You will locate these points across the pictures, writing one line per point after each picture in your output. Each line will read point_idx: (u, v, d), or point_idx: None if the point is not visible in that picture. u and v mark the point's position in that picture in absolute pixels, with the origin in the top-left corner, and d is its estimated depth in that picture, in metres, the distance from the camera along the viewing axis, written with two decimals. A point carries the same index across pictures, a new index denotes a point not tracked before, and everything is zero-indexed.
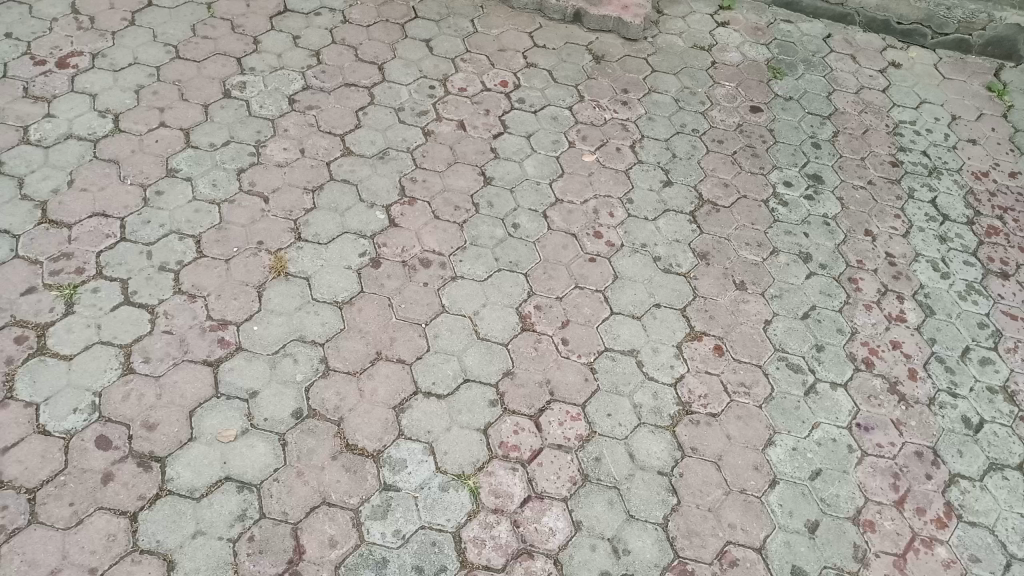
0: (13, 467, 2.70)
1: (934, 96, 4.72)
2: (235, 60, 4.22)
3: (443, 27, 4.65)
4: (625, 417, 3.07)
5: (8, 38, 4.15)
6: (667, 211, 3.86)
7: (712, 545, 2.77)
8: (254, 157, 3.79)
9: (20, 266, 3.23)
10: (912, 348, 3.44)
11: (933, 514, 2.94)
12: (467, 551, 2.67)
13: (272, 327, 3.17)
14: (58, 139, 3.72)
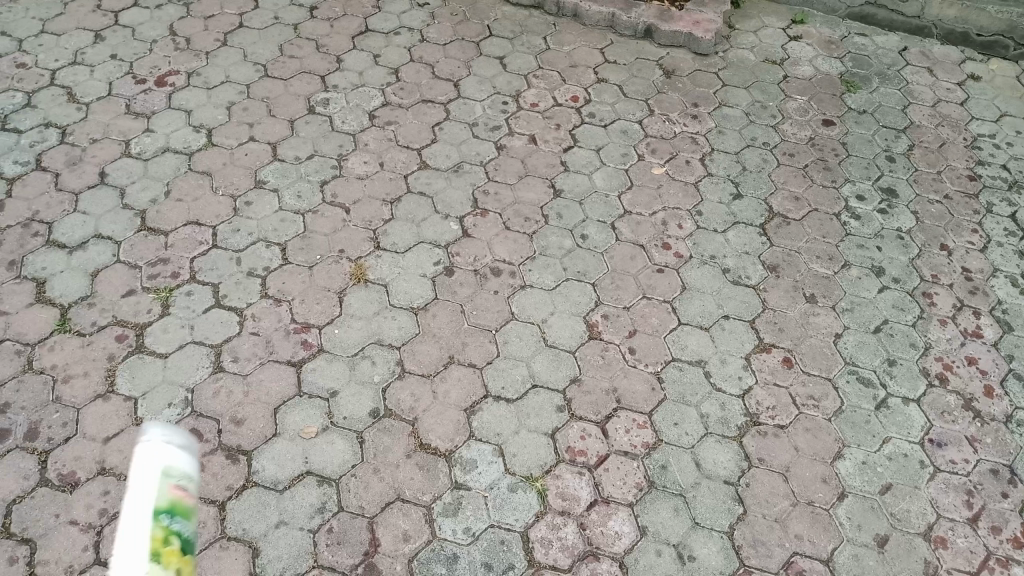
0: (114, 455, 2.91)
1: (1016, 109, 4.61)
2: (319, 78, 4.45)
3: (516, 45, 4.79)
4: (691, 426, 3.11)
5: (113, 59, 4.47)
6: (736, 224, 3.89)
7: (778, 554, 2.78)
8: (336, 170, 3.98)
9: (121, 270, 3.48)
10: (988, 364, 3.38)
11: (1010, 533, 2.88)
12: (534, 550, 2.75)
13: (352, 331, 3.33)
14: (157, 152, 3.99)
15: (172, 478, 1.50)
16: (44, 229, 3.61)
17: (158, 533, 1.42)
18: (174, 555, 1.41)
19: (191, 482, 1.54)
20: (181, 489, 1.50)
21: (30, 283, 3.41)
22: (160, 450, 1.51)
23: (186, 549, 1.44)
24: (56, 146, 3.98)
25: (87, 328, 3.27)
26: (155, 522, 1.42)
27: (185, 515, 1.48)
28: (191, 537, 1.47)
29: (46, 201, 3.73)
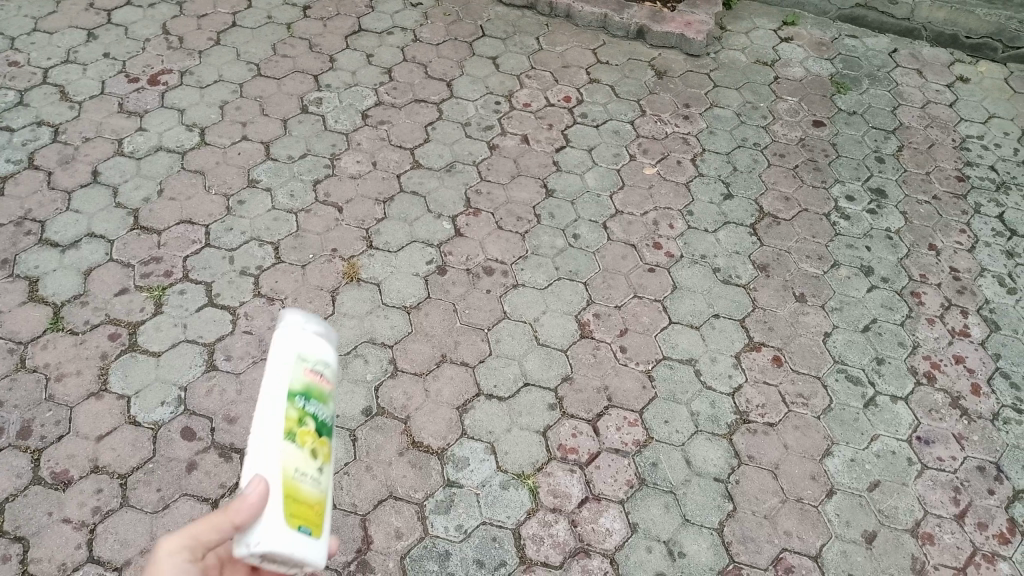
0: (107, 454, 2.92)
1: (1004, 111, 4.66)
2: (312, 78, 4.46)
3: (509, 45, 4.81)
4: (682, 424, 3.14)
5: (106, 57, 4.47)
6: (727, 224, 3.91)
7: (767, 551, 2.81)
8: (329, 169, 3.99)
9: (114, 269, 3.48)
10: (975, 362, 3.42)
11: (996, 529, 2.92)
12: (526, 547, 2.77)
13: (345, 329, 3.35)
14: (150, 151, 3.99)
15: (308, 363, 1.83)
16: (36, 228, 3.61)
17: (295, 411, 1.74)
18: (307, 432, 1.74)
19: (324, 371, 1.87)
20: (315, 374, 1.83)
21: (23, 282, 3.41)
22: (299, 341, 1.85)
23: (320, 425, 1.78)
24: (49, 145, 3.98)
25: (80, 326, 3.27)
26: (294, 400, 1.75)
27: (317, 397, 1.81)
28: (322, 418, 1.80)
29: (39, 199, 3.73)
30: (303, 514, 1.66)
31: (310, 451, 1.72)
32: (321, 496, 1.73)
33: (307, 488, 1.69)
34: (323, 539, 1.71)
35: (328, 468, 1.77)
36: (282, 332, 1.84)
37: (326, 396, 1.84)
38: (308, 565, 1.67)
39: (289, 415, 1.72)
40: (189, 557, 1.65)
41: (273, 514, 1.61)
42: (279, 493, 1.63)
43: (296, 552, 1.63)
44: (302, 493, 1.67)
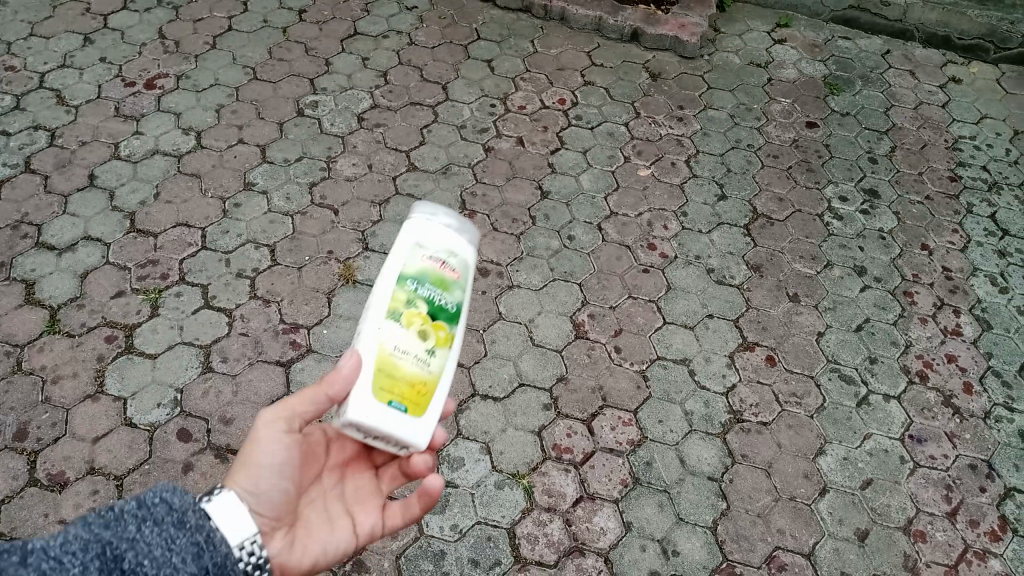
0: (103, 455, 2.93)
1: (996, 111, 4.69)
2: (308, 81, 4.48)
3: (504, 48, 4.83)
4: (676, 423, 3.16)
5: (102, 62, 4.48)
6: (721, 225, 3.94)
7: (760, 549, 2.82)
8: (325, 172, 4.01)
9: (110, 271, 3.50)
10: (967, 361, 3.44)
11: (987, 526, 2.94)
12: (520, 546, 2.79)
13: (341, 331, 3.36)
14: (146, 154, 4.01)
15: (429, 249, 1.84)
16: (33, 231, 3.62)
17: (405, 294, 1.78)
18: (416, 314, 1.77)
19: (452, 259, 1.85)
20: (438, 261, 1.83)
21: (20, 285, 3.42)
22: (422, 228, 1.87)
23: (434, 307, 1.79)
24: (46, 148, 3.99)
25: (76, 329, 3.29)
26: (406, 283, 1.79)
27: (437, 281, 1.81)
28: (439, 302, 1.80)
29: (35, 203, 3.74)
30: (398, 392, 1.72)
31: (416, 331, 1.76)
32: (427, 378, 1.75)
33: (407, 367, 1.73)
34: (422, 419, 1.75)
35: (442, 351, 1.78)
36: (411, 220, 1.88)
37: (451, 283, 1.82)
38: (403, 440, 1.73)
39: (397, 297, 1.78)
40: (287, 427, 1.76)
41: (365, 387, 1.70)
42: (372, 369, 1.71)
43: (385, 426, 1.70)
44: (401, 372, 1.73)
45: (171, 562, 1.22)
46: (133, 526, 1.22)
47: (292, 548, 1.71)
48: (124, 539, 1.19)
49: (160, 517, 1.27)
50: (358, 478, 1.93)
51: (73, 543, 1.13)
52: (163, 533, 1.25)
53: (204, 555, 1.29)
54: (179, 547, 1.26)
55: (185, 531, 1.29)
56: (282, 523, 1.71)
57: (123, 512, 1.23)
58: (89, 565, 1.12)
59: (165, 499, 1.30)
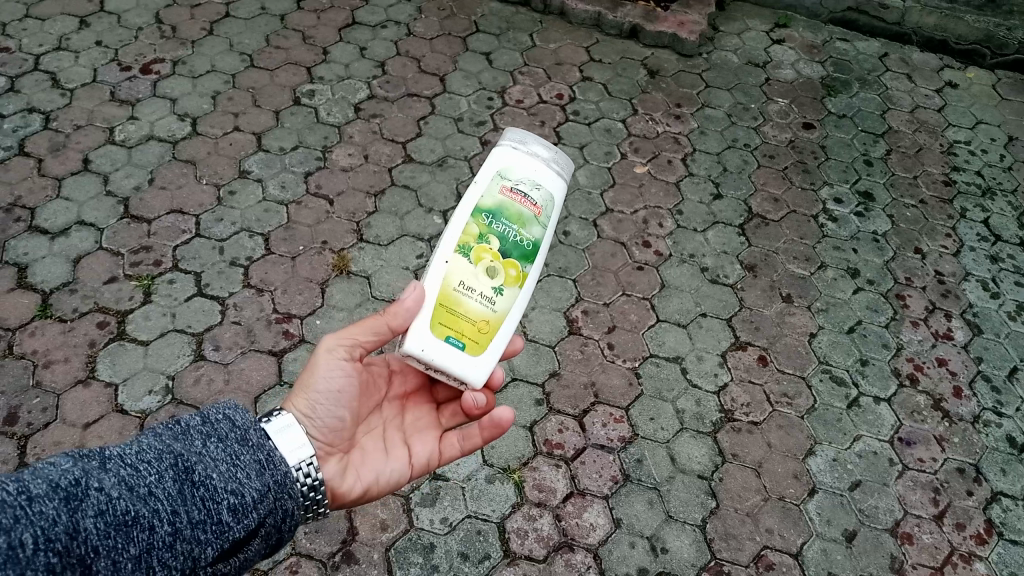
0: (94, 441, 2.92)
1: (991, 117, 4.71)
2: (306, 70, 4.45)
3: (503, 41, 4.82)
4: (667, 421, 3.16)
5: (98, 45, 4.45)
6: (716, 224, 3.94)
7: (749, 548, 2.84)
8: (321, 161, 3.99)
9: (103, 257, 3.48)
10: (957, 365, 3.46)
11: (973, 530, 2.97)
12: (510, 541, 2.79)
13: (334, 322, 3.36)
14: (141, 140, 3.98)
15: (510, 183, 1.95)
16: (25, 215, 3.60)
17: (480, 229, 1.91)
18: (488, 250, 1.89)
19: (533, 195, 1.94)
20: (517, 195, 1.94)
21: (11, 268, 3.40)
22: (509, 161, 1.97)
23: (508, 244, 1.90)
24: (40, 132, 3.96)
25: (68, 314, 3.26)
26: (482, 217, 1.92)
27: (514, 217, 1.92)
28: (512, 238, 1.90)
29: (28, 186, 3.71)
30: (455, 328, 1.86)
31: (484, 268, 1.88)
32: (490, 315, 1.88)
33: (470, 305, 1.87)
34: (481, 356, 1.89)
35: (511, 288, 1.90)
36: (497, 151, 1.99)
37: (528, 220, 1.92)
38: (458, 376, 1.88)
39: (470, 231, 1.91)
40: (348, 356, 1.81)
41: (426, 321, 1.85)
42: (435, 302, 1.86)
43: (440, 360, 1.86)
44: (463, 309, 1.86)
45: (236, 477, 1.27)
46: (199, 442, 1.28)
47: (345, 473, 1.77)
48: (193, 452, 1.25)
49: (224, 434, 1.33)
50: (418, 410, 2.01)
51: (148, 454, 1.20)
52: (228, 450, 1.31)
53: (267, 472, 1.33)
54: (244, 463, 1.31)
55: (249, 448, 1.33)
56: (339, 447, 1.79)
57: (192, 427, 1.30)
58: (163, 474, 1.19)
59: (228, 416, 1.36)
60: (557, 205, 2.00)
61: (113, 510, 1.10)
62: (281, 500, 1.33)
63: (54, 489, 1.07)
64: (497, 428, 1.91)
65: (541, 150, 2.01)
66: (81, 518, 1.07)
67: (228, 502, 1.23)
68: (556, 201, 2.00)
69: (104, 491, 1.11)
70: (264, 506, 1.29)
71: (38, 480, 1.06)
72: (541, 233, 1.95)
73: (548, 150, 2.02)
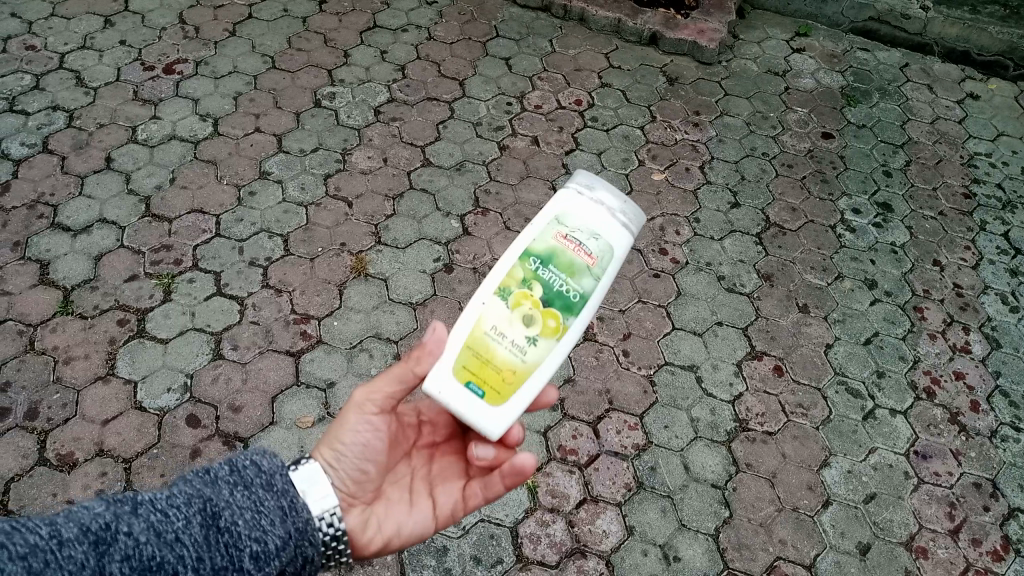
0: (112, 437, 2.95)
1: (1013, 129, 4.68)
2: (327, 72, 4.48)
3: (522, 46, 4.83)
4: (682, 429, 3.16)
5: (122, 44, 4.50)
6: (733, 232, 3.94)
7: (762, 558, 2.83)
8: (340, 164, 4.02)
9: (124, 255, 3.51)
10: (976, 379, 3.44)
11: (989, 545, 2.95)
12: (523, 546, 2.80)
13: (351, 323, 3.38)
14: (163, 139, 4.02)
15: (566, 231, 1.76)
16: (49, 212, 3.64)
17: (525, 272, 1.75)
18: (529, 296, 1.73)
19: (588, 246, 1.75)
20: (570, 244, 1.75)
21: (35, 265, 3.44)
22: (571, 205, 1.79)
23: (551, 292, 1.72)
24: (63, 129, 4.01)
25: (89, 311, 3.30)
26: (529, 262, 1.75)
27: (565, 268, 1.73)
28: (555, 288, 1.73)
29: (52, 183, 3.76)
30: (481, 374, 1.73)
31: (519, 314, 1.73)
32: (517, 365, 1.73)
33: (498, 350, 1.73)
34: (505, 405, 1.74)
35: (546, 339, 1.73)
36: (561, 195, 1.82)
37: (577, 270, 1.73)
38: (473, 423, 1.74)
39: (514, 275, 1.75)
40: (377, 409, 1.78)
41: (450, 361, 1.76)
42: (463, 342, 1.76)
43: (460, 406, 1.74)
44: (490, 354, 1.73)
45: (260, 525, 1.28)
46: (227, 488, 1.29)
47: (366, 524, 1.69)
48: (220, 499, 1.26)
49: (250, 481, 1.34)
50: (448, 461, 1.87)
51: (177, 500, 1.22)
52: (254, 496, 1.31)
53: (289, 519, 1.33)
54: (269, 510, 1.31)
55: (273, 494, 1.34)
56: (359, 499, 1.72)
57: (220, 477, 1.31)
58: (189, 520, 1.20)
59: (256, 461, 1.38)
60: (618, 259, 1.78)
61: (139, 556, 1.12)
62: (303, 548, 1.34)
63: (83, 533, 1.10)
64: (519, 475, 1.71)
65: (607, 199, 1.80)
66: (108, 563, 1.09)
67: (251, 550, 1.23)
68: (616, 256, 1.78)
69: (131, 536, 1.13)
70: (286, 554, 1.30)
71: (69, 524, 1.09)
72: (591, 286, 1.75)
73: (616, 199, 1.81)
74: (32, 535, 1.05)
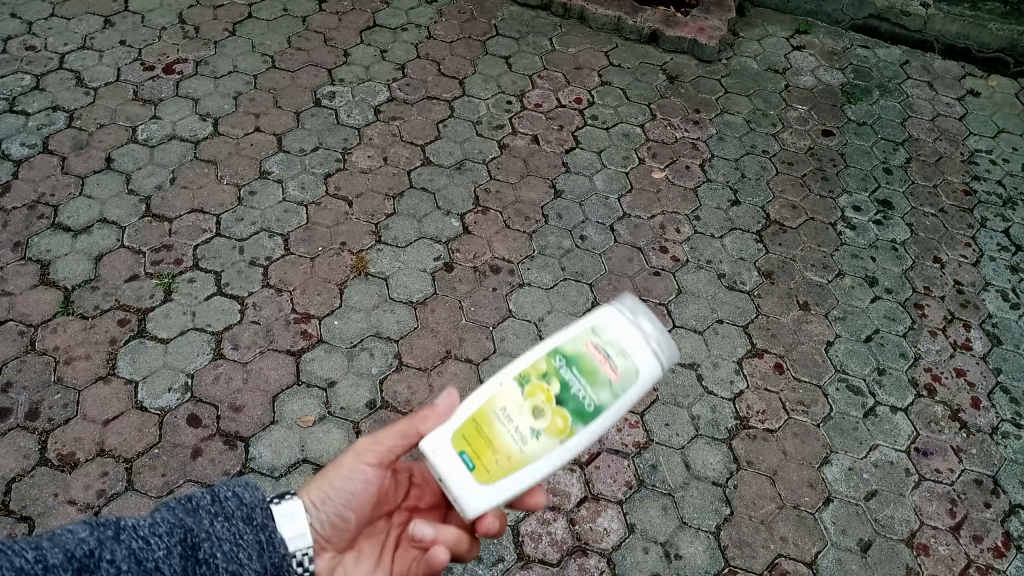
0: (113, 437, 2.95)
1: (1013, 126, 4.67)
2: (326, 71, 4.48)
3: (522, 45, 4.83)
4: (682, 427, 3.16)
5: (122, 45, 4.50)
6: (734, 230, 3.94)
7: (763, 556, 2.83)
8: (340, 163, 4.02)
9: (125, 255, 3.52)
10: (977, 376, 3.44)
11: (990, 542, 2.95)
12: (524, 544, 2.80)
13: (352, 322, 3.38)
14: (163, 139, 4.02)
15: (599, 339, 1.61)
16: (49, 212, 3.65)
17: (548, 367, 1.62)
18: (544, 390, 1.60)
19: (617, 362, 1.59)
20: (599, 353, 1.60)
21: (35, 265, 3.44)
22: (612, 315, 1.64)
23: (567, 395, 1.59)
24: (63, 130, 4.01)
25: (90, 311, 3.31)
26: (554, 358, 1.62)
27: (586, 373, 1.59)
28: (573, 394, 1.59)
29: (52, 183, 3.76)
30: (476, 449, 1.63)
31: (530, 405, 1.60)
32: (512, 455, 1.60)
33: (499, 434, 1.61)
34: (486, 488, 1.62)
35: (548, 439, 1.58)
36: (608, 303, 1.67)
37: (600, 382, 1.58)
38: (455, 493, 1.65)
39: (537, 365, 1.63)
40: (375, 463, 1.77)
41: (453, 427, 1.68)
42: (470, 414, 1.66)
43: (449, 473, 1.65)
44: (490, 436, 1.62)
45: (237, 558, 1.26)
46: (208, 519, 1.27)
47: (331, 573, 1.72)
48: (201, 528, 1.25)
49: (231, 512, 1.32)
50: None
51: (159, 527, 1.21)
52: (233, 528, 1.30)
53: (265, 554, 1.32)
54: (246, 543, 1.30)
55: (252, 528, 1.32)
56: (333, 545, 1.75)
57: (202, 505, 1.30)
58: (170, 550, 1.19)
59: (238, 492, 1.36)
60: (645, 386, 1.60)
61: None
62: None
63: (68, 560, 1.08)
64: None
65: (651, 324, 1.63)
66: None
67: None
68: (645, 380, 1.60)
69: (113, 563, 1.12)
70: None
71: (55, 548, 1.08)
72: (610, 403, 1.59)
73: (663, 327, 1.63)
74: (18, 558, 1.04)
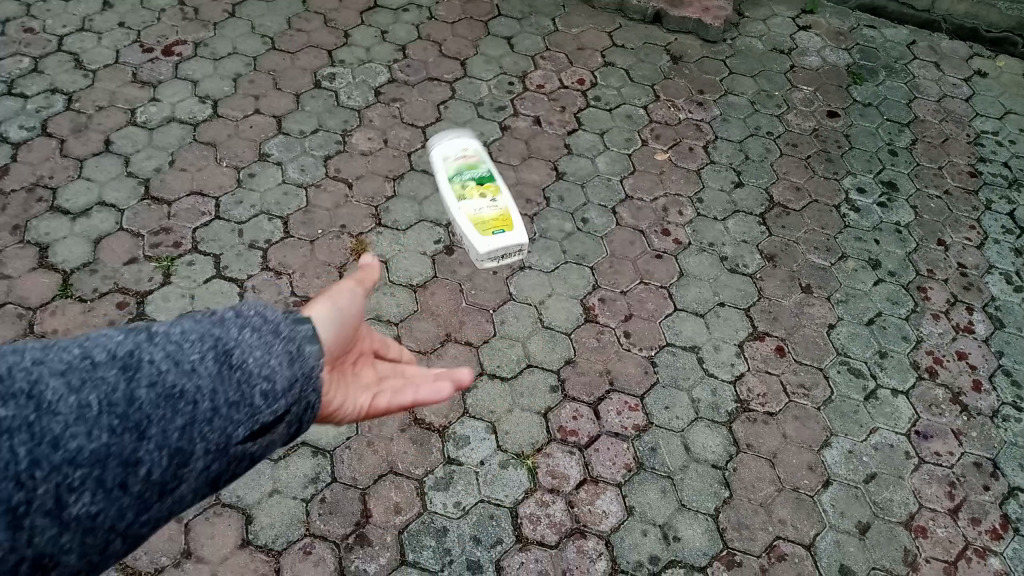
0: None
1: (1021, 107, 4.61)
2: (327, 53, 4.45)
3: (524, 25, 4.79)
4: (682, 410, 3.15)
5: (121, 26, 4.47)
6: (736, 212, 3.91)
7: (761, 538, 2.83)
8: (340, 145, 4.00)
9: (125, 237, 3.51)
10: (979, 359, 3.42)
11: (990, 525, 2.94)
12: (522, 526, 2.81)
13: None
14: (163, 122, 4.01)
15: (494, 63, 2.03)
16: (48, 195, 3.64)
17: None
18: None
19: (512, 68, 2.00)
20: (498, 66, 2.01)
21: (35, 248, 3.44)
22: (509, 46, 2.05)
23: None
24: (63, 112, 4.00)
25: (90, 294, 3.31)
26: None
27: None
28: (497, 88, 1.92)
29: (51, 166, 3.76)
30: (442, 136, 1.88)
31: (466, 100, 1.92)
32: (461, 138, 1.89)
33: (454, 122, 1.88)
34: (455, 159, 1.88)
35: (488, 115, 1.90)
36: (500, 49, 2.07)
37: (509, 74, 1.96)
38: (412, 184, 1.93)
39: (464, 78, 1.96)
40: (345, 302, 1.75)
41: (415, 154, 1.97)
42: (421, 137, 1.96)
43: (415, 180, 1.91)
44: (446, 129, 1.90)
45: (270, 363, 1.20)
46: (236, 328, 1.19)
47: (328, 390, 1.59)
48: (230, 334, 1.18)
49: (258, 326, 1.22)
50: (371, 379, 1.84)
51: (190, 333, 1.14)
52: (264, 338, 1.22)
53: (297, 363, 1.25)
54: (277, 351, 1.22)
55: (282, 338, 1.24)
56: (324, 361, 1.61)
57: (228, 315, 1.21)
58: (204, 354, 1.13)
59: (262, 310, 1.26)
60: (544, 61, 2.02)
61: (163, 382, 1.05)
62: (307, 394, 1.26)
63: (112, 358, 1.03)
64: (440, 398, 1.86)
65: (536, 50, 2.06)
66: (137, 387, 1.02)
67: (262, 387, 1.17)
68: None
69: (156, 362, 1.06)
70: (292, 396, 1.23)
71: (98, 347, 1.03)
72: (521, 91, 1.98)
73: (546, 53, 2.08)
74: (65, 354, 0.99)
